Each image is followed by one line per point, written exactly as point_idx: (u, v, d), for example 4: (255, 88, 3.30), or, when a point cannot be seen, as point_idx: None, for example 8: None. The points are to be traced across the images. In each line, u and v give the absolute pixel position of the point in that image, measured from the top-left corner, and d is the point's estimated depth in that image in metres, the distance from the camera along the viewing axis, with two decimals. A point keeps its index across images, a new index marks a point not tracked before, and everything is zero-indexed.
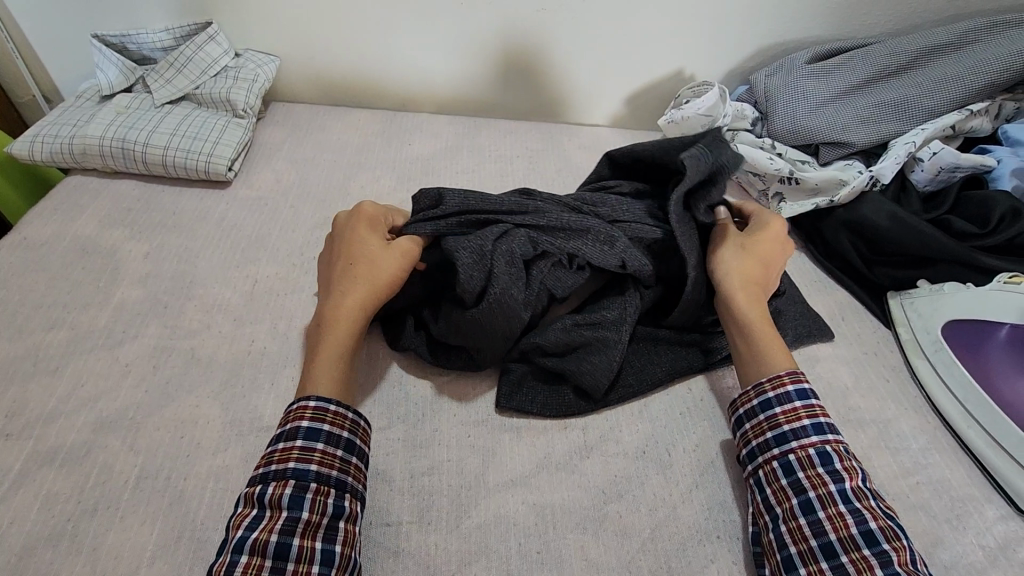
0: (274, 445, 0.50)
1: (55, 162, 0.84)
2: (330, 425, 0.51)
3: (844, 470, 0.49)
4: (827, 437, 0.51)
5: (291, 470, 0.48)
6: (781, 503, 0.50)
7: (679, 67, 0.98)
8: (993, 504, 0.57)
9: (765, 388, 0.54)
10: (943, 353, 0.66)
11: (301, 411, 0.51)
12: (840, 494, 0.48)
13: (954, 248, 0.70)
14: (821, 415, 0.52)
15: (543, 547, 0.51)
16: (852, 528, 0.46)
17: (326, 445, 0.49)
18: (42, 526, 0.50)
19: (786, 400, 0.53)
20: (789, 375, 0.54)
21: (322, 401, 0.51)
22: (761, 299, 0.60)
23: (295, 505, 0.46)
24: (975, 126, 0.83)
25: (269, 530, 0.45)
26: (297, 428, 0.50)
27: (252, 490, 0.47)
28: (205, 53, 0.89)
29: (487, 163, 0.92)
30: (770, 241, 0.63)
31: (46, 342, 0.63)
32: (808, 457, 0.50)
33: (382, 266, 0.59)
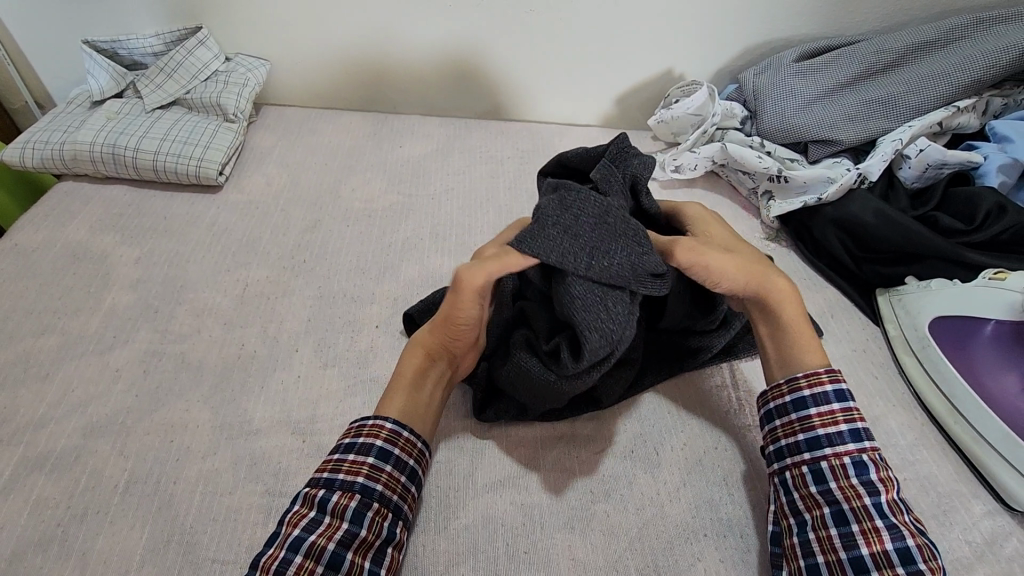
0: (343, 453, 0.50)
1: (46, 169, 0.84)
2: (401, 450, 0.51)
3: (880, 481, 0.48)
4: (866, 445, 0.50)
5: (359, 484, 0.48)
6: (811, 509, 0.49)
7: (669, 65, 0.98)
8: (980, 499, 0.57)
9: (801, 385, 0.53)
10: (929, 349, 0.66)
11: (378, 430, 0.51)
12: (875, 507, 0.47)
13: (940, 245, 0.70)
14: (858, 420, 0.51)
15: (531, 547, 0.52)
16: (887, 544, 0.45)
17: (394, 468, 0.50)
18: (32, 532, 0.50)
19: (822, 401, 0.52)
20: (827, 374, 0.52)
21: (398, 425, 0.51)
22: (778, 280, 0.56)
23: (356, 521, 0.46)
24: (962, 122, 0.83)
25: (327, 537, 0.45)
26: (371, 445, 0.50)
27: (314, 492, 0.47)
28: (195, 58, 0.89)
29: (478, 164, 0.92)
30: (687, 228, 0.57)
31: (37, 349, 0.63)
32: (842, 466, 0.49)
33: (444, 306, 0.53)
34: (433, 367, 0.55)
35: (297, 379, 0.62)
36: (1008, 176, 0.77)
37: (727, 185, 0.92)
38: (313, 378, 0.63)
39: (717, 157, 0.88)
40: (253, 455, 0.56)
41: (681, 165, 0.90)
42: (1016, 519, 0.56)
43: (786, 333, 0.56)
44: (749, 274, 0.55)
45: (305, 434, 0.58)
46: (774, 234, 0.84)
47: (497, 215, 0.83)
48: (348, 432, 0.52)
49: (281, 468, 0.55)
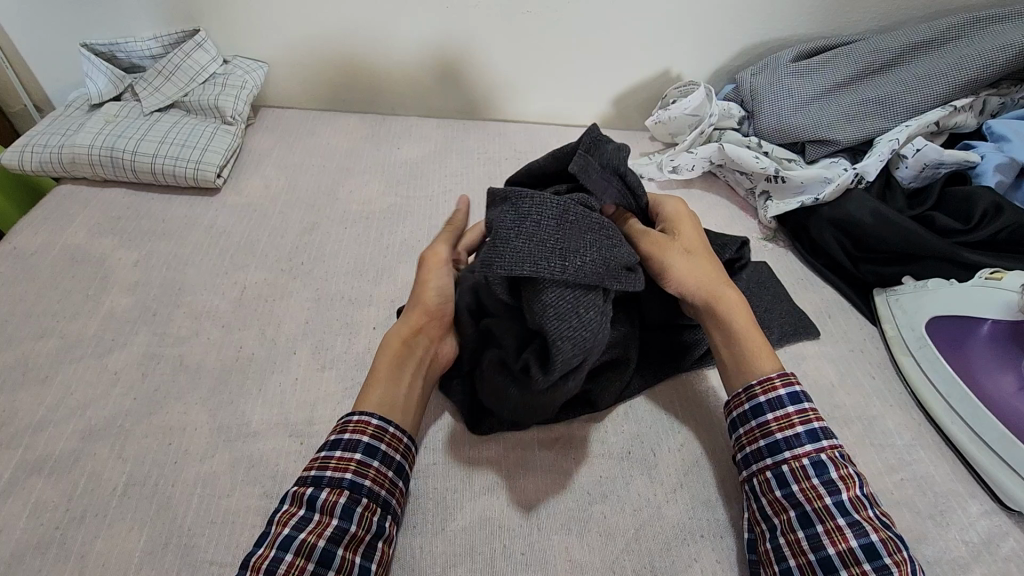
0: (329, 451, 0.50)
1: (45, 172, 0.85)
2: (386, 445, 0.51)
3: (841, 479, 0.48)
4: (822, 444, 0.50)
5: (347, 480, 0.48)
6: (778, 514, 0.49)
7: (666, 66, 0.98)
8: (977, 499, 0.57)
9: (756, 392, 0.54)
10: (927, 349, 0.66)
11: (364, 426, 0.51)
12: (837, 506, 0.47)
13: (937, 244, 0.70)
14: (815, 420, 0.51)
15: (528, 548, 0.52)
16: (852, 541, 0.45)
17: (381, 464, 0.50)
18: (30, 535, 0.51)
19: (777, 406, 0.52)
20: (779, 378, 0.53)
21: (383, 421, 0.52)
22: (728, 295, 0.59)
23: (346, 516, 0.47)
24: (960, 122, 0.83)
25: (317, 534, 0.45)
26: (357, 442, 0.50)
27: (303, 490, 0.48)
28: (193, 61, 0.89)
29: (476, 165, 0.92)
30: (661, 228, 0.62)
31: (36, 352, 0.64)
32: (802, 467, 0.49)
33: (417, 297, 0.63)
34: (412, 355, 0.57)
35: (295, 381, 0.63)
36: (1005, 175, 0.77)
37: (725, 186, 0.92)
38: (310, 379, 0.63)
39: (714, 158, 0.88)
40: (251, 457, 0.56)
41: (679, 166, 0.90)
42: (1013, 519, 0.56)
43: (733, 339, 0.57)
44: (699, 278, 0.59)
45: (303, 436, 0.58)
46: (772, 234, 0.84)
47: None
48: (334, 428, 0.52)
49: (279, 470, 0.56)
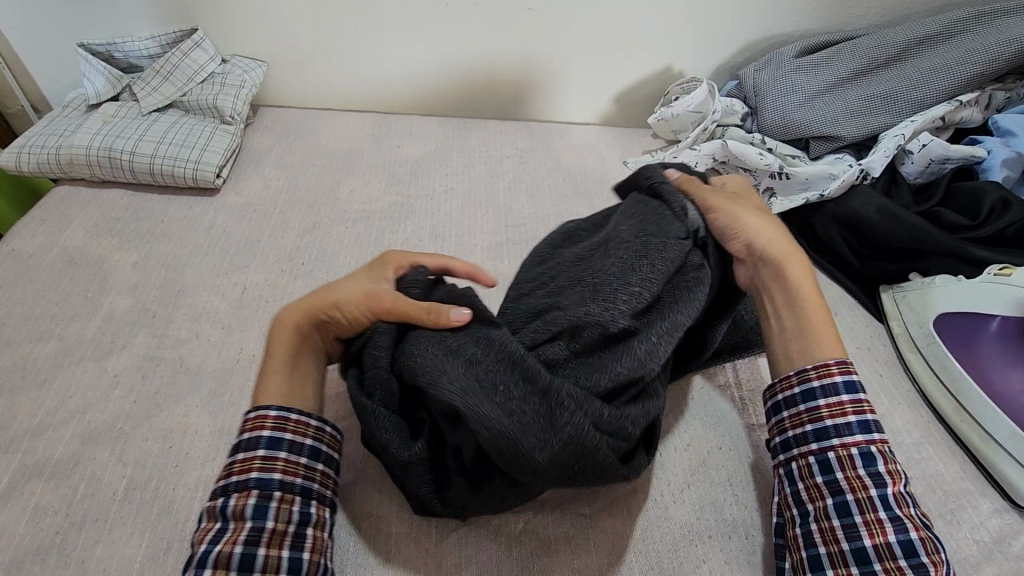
0: (232, 455, 0.46)
1: (42, 173, 0.84)
2: (292, 433, 0.47)
3: (887, 474, 0.47)
4: (874, 437, 0.49)
5: (253, 480, 0.45)
6: (814, 499, 0.48)
7: (668, 62, 0.97)
8: (987, 497, 0.56)
9: (811, 376, 0.51)
10: (934, 347, 0.66)
11: (261, 420, 0.47)
12: (881, 500, 0.46)
13: (945, 240, 0.70)
14: (868, 412, 0.49)
15: (535, 550, 0.51)
16: (890, 536, 0.45)
17: (289, 453, 0.47)
18: (30, 540, 0.50)
19: (832, 392, 0.50)
20: (837, 364, 0.51)
21: (283, 410, 0.48)
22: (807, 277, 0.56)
23: (259, 516, 0.43)
24: (966, 117, 0.82)
25: (232, 542, 0.42)
26: (257, 438, 0.46)
27: (215, 503, 0.44)
28: (191, 60, 0.89)
29: (477, 163, 0.92)
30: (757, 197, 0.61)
31: (35, 354, 0.63)
32: (850, 457, 0.48)
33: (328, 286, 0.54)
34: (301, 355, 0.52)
35: None
36: (1012, 170, 0.76)
37: None
38: None
39: (716, 155, 0.87)
40: None
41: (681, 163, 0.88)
42: None
43: (804, 320, 0.54)
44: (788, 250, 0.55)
45: None
46: None
47: (496, 216, 0.83)
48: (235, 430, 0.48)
49: None
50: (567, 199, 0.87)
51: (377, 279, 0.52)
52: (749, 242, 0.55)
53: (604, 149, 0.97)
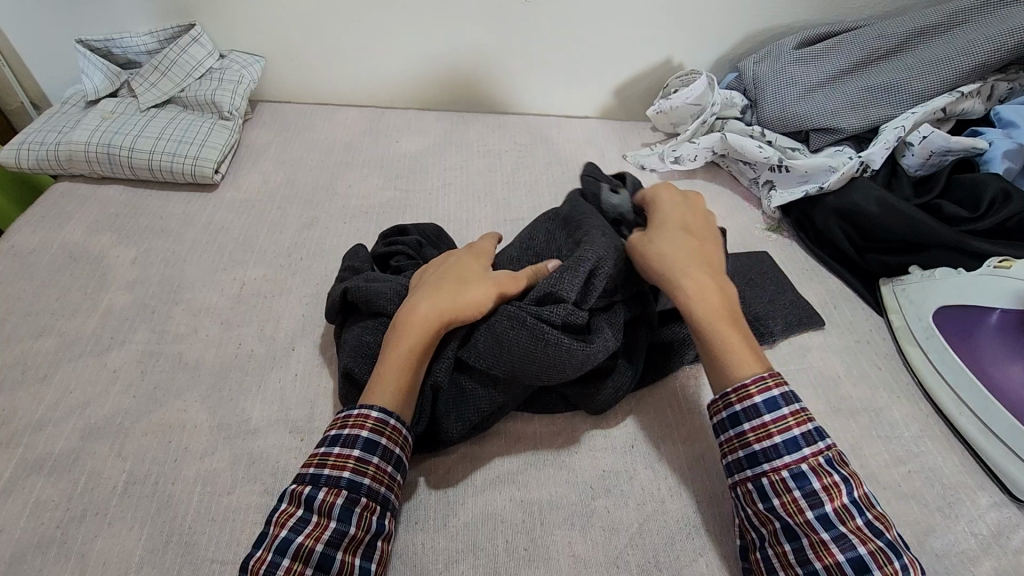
0: (328, 447, 0.49)
1: (42, 170, 0.84)
2: (387, 440, 0.50)
3: (823, 490, 0.46)
4: (804, 453, 0.48)
5: (345, 479, 0.47)
6: (764, 524, 0.48)
7: (667, 55, 0.97)
8: (985, 492, 0.56)
9: (732, 401, 0.51)
10: (933, 340, 0.65)
11: (363, 420, 0.50)
12: (820, 520, 0.46)
13: (945, 233, 0.69)
14: (794, 428, 0.48)
15: (531, 544, 0.51)
16: (838, 556, 0.45)
17: (381, 460, 0.49)
18: (31, 534, 0.50)
19: (754, 414, 0.50)
20: (755, 385, 0.50)
21: (384, 413, 0.50)
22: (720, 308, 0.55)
23: (344, 518, 0.46)
24: (967, 108, 0.81)
25: (314, 538, 0.45)
26: (355, 437, 0.49)
27: (301, 489, 0.47)
28: (189, 56, 0.88)
29: (476, 158, 0.91)
30: (687, 217, 0.63)
31: (34, 351, 0.63)
32: (783, 480, 0.47)
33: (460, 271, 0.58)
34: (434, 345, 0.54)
35: (295, 378, 0.62)
36: (1013, 162, 0.76)
37: (728, 176, 0.91)
38: (311, 375, 0.62)
39: (716, 148, 0.87)
40: (251, 455, 0.56)
41: (681, 157, 0.89)
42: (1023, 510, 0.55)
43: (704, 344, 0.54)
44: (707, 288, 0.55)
45: (303, 433, 0.58)
46: (776, 225, 0.83)
47: (494, 211, 0.83)
48: (334, 423, 0.51)
49: (280, 467, 0.55)
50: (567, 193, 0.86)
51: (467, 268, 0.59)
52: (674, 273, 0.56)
53: (602, 142, 0.97)
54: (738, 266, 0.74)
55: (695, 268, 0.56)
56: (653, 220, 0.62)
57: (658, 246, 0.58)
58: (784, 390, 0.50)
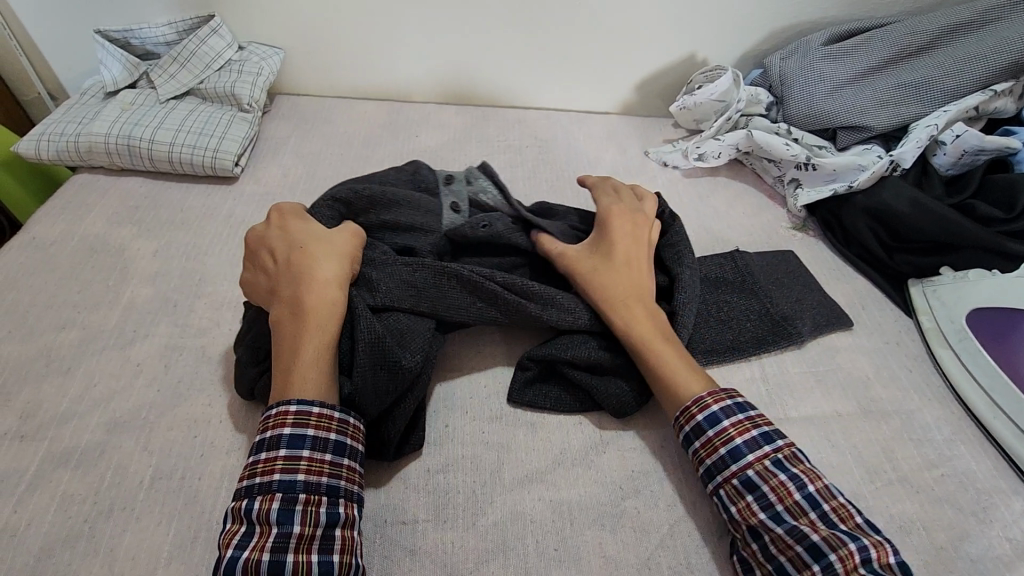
0: (256, 455, 0.47)
1: (61, 161, 0.84)
2: (314, 429, 0.48)
3: (771, 491, 0.47)
4: (748, 460, 0.49)
5: (277, 482, 0.45)
6: (737, 530, 0.49)
7: (691, 50, 0.95)
8: (1020, 497, 0.56)
9: (681, 423, 0.53)
10: (967, 342, 0.64)
11: (283, 417, 0.48)
12: (773, 519, 0.46)
13: (979, 233, 0.68)
14: (735, 437, 0.50)
15: (562, 544, 0.51)
16: (796, 546, 0.45)
17: (312, 451, 0.47)
18: (59, 528, 0.50)
19: (698, 432, 0.52)
20: (695, 404, 0.52)
21: (304, 404, 0.49)
22: (646, 322, 0.58)
23: (285, 520, 0.44)
24: (999, 107, 0.80)
25: (260, 549, 0.43)
26: (279, 437, 0.47)
27: (239, 505, 0.45)
28: (208, 47, 0.88)
29: (496, 153, 0.91)
30: (629, 239, 0.63)
31: (58, 343, 0.63)
32: (735, 488, 0.49)
33: (326, 245, 0.58)
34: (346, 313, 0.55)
35: None
36: None
37: (752, 174, 0.90)
38: None
39: (741, 145, 0.86)
40: None
41: (705, 154, 0.87)
42: None
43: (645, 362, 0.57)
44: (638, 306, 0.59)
45: None
46: (801, 224, 0.82)
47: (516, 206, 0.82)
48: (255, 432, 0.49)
49: None
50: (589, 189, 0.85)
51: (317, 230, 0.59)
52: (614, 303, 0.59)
53: (623, 138, 0.95)
54: (765, 264, 0.73)
55: (637, 291, 0.60)
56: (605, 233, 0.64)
57: (596, 280, 0.61)
58: (723, 404, 0.52)
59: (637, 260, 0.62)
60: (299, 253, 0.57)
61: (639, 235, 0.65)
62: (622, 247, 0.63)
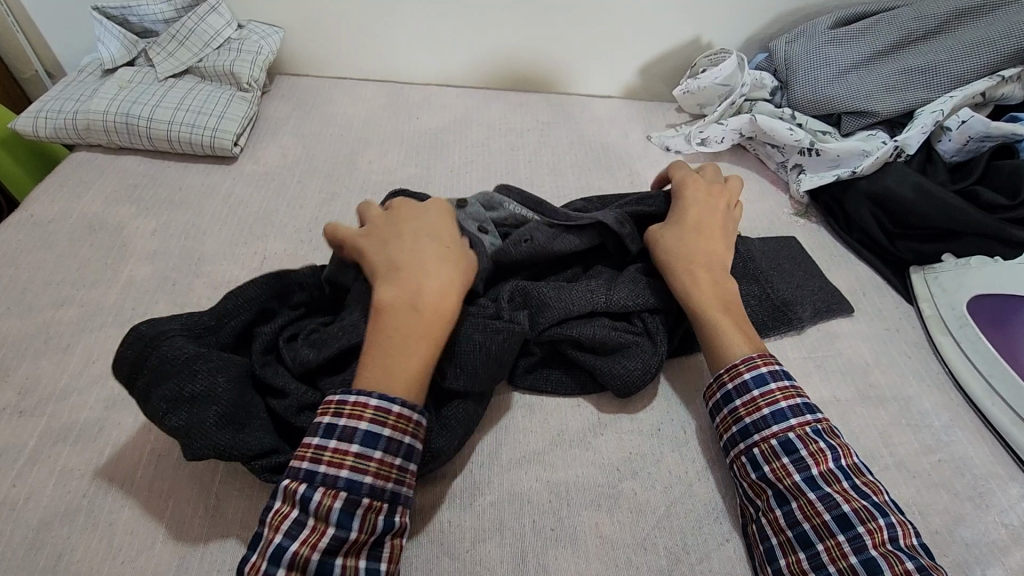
0: (324, 440, 0.45)
1: (59, 139, 0.83)
2: (391, 430, 0.46)
3: (810, 455, 0.49)
4: (790, 423, 0.50)
5: (343, 480, 0.44)
6: (759, 495, 0.49)
7: (696, 33, 0.94)
8: (1016, 482, 0.56)
9: (725, 380, 0.54)
10: (967, 328, 0.65)
11: (361, 410, 0.46)
12: (807, 481, 0.48)
13: (982, 220, 0.68)
14: (782, 401, 0.51)
15: (558, 524, 0.51)
16: (825, 515, 0.46)
17: (384, 454, 0.46)
18: (58, 502, 0.50)
19: (744, 391, 0.53)
20: (745, 364, 0.53)
21: (386, 400, 0.47)
22: (705, 277, 0.59)
23: (344, 522, 0.43)
24: (1007, 93, 0.79)
25: (310, 545, 0.43)
26: (355, 430, 0.46)
27: (295, 489, 0.44)
28: (207, 25, 0.87)
29: (498, 136, 0.90)
30: (703, 205, 0.65)
31: (57, 320, 0.63)
32: (772, 448, 0.49)
33: (456, 246, 0.57)
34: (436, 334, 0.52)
35: None
36: None
37: (755, 160, 0.89)
38: None
39: (745, 130, 0.86)
40: None
41: (707, 139, 0.87)
42: None
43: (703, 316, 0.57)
44: (703, 261, 0.60)
45: None
46: (803, 210, 0.81)
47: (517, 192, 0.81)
48: (328, 408, 0.47)
49: None
50: (590, 172, 0.85)
51: (450, 235, 0.58)
52: (681, 261, 0.60)
53: (625, 122, 0.95)
54: (766, 250, 0.73)
55: (706, 249, 0.61)
56: (680, 201, 0.66)
57: (667, 243, 0.62)
58: (772, 368, 0.53)
59: (710, 215, 0.64)
60: (447, 247, 0.57)
61: (718, 210, 0.66)
62: (697, 215, 0.64)
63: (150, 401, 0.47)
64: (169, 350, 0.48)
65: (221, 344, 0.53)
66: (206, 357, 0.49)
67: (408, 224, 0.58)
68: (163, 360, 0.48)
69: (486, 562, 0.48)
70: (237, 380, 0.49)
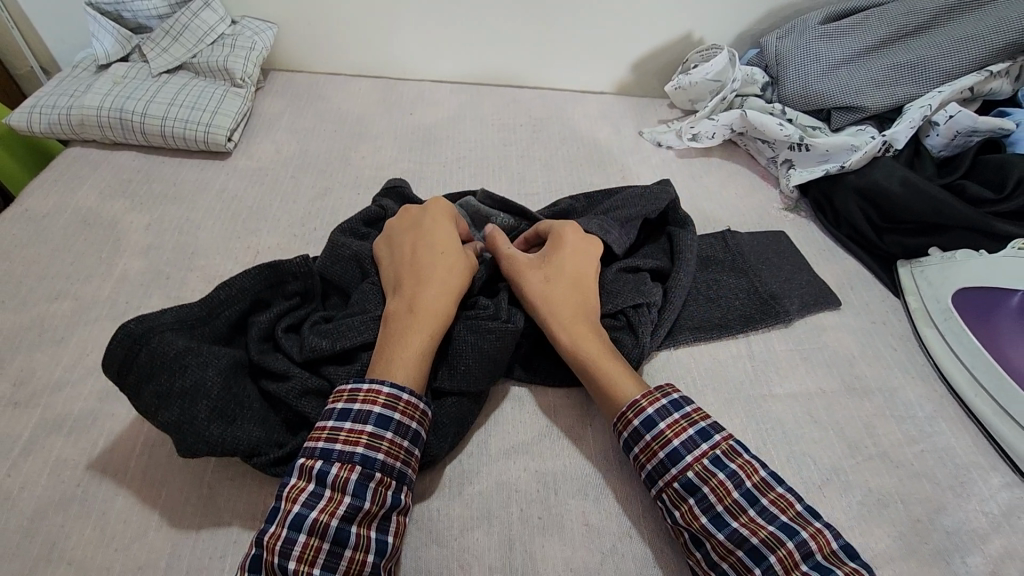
0: (338, 422, 0.47)
1: (54, 134, 0.83)
2: (401, 414, 0.48)
3: (710, 492, 0.46)
4: (687, 461, 0.47)
5: (359, 454, 0.45)
6: (679, 536, 0.48)
7: (688, 29, 0.95)
8: (997, 471, 0.57)
9: (620, 429, 0.51)
10: (951, 321, 0.65)
11: (374, 396, 0.48)
12: (713, 523, 0.45)
13: (967, 213, 0.69)
14: (673, 440, 0.48)
15: (546, 512, 0.52)
16: (737, 551, 0.44)
17: (395, 435, 0.47)
18: (53, 491, 0.51)
19: (638, 437, 0.50)
20: (631, 410, 0.50)
21: (396, 387, 0.49)
22: (584, 329, 0.56)
23: (359, 494, 0.44)
24: (994, 89, 0.80)
25: (329, 513, 0.43)
26: (369, 413, 0.47)
27: (312, 465, 0.45)
28: (200, 21, 0.87)
29: (490, 132, 0.90)
30: (577, 255, 0.60)
31: (50, 313, 0.63)
32: (676, 492, 0.47)
33: (453, 250, 0.59)
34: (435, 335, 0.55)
35: None
36: None
37: (746, 155, 0.90)
38: None
39: (736, 125, 0.86)
40: None
41: (698, 134, 0.88)
42: None
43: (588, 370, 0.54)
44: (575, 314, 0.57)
45: None
46: (794, 205, 0.82)
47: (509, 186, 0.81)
48: (340, 395, 0.49)
49: None
50: (581, 168, 0.85)
51: (452, 235, 0.60)
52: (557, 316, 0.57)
53: (617, 118, 0.95)
54: (754, 244, 0.74)
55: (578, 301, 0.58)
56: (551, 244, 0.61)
57: (540, 295, 0.58)
58: (658, 406, 0.50)
59: (582, 260, 0.60)
60: (444, 250, 0.59)
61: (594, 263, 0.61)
62: (570, 267, 0.59)
63: (142, 396, 0.47)
64: (158, 346, 0.48)
65: (212, 337, 0.53)
66: (197, 351, 0.49)
67: (413, 229, 0.61)
68: (155, 356, 0.47)
69: (473, 550, 0.49)
70: (228, 372, 0.49)
